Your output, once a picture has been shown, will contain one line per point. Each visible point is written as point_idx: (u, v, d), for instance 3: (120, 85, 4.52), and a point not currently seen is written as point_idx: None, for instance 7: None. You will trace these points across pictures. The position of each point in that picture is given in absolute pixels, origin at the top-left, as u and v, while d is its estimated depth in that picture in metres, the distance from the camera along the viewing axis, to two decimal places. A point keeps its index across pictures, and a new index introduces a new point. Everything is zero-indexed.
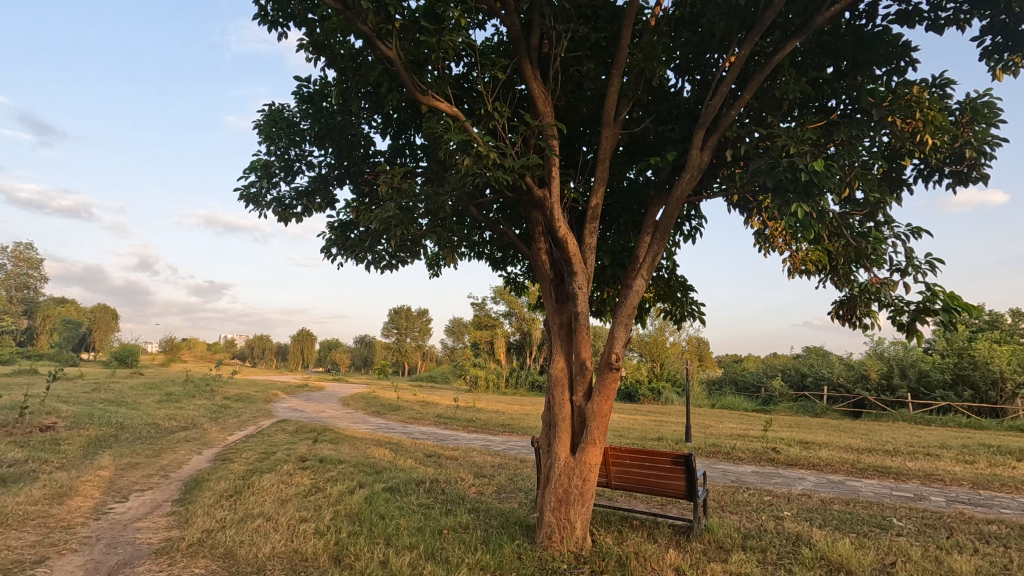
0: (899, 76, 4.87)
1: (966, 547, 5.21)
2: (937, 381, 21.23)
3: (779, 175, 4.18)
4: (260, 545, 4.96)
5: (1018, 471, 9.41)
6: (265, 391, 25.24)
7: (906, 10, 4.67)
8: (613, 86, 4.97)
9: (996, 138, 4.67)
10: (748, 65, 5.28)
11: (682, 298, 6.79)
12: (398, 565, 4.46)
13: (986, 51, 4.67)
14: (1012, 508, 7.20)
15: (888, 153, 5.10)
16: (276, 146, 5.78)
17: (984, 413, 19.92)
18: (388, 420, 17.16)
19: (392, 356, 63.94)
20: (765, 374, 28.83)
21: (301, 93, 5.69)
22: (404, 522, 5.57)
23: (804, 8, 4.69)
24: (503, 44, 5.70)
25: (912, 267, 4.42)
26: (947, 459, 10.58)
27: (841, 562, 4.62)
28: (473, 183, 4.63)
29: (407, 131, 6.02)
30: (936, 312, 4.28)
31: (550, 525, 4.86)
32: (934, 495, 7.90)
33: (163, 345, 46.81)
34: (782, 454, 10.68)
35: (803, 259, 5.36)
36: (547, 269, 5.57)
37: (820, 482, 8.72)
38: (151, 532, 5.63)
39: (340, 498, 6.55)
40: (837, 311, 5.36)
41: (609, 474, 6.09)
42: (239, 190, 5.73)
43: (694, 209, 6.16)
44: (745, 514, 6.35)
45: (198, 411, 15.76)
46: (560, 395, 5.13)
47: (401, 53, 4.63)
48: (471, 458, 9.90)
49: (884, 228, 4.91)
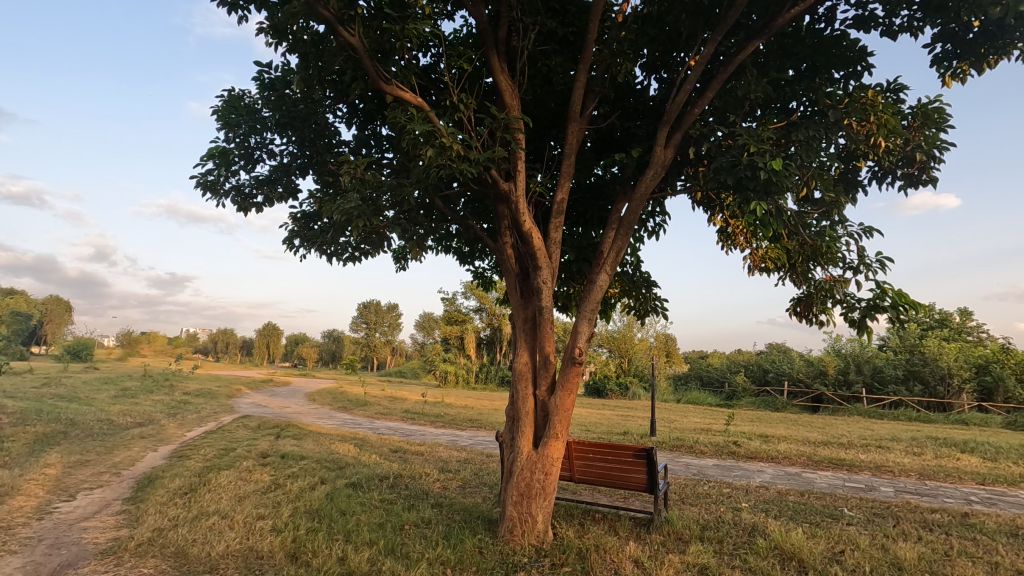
0: (856, 80, 5.01)
1: (910, 535, 5.43)
2: (890, 376, 22.14)
3: (739, 174, 4.27)
4: (214, 544, 4.80)
5: (962, 462, 9.88)
6: (228, 386, 24.66)
7: (863, 15, 4.80)
8: (580, 80, 4.96)
9: (945, 142, 4.86)
10: (713, 65, 5.35)
11: (646, 294, 6.86)
12: (356, 562, 4.39)
13: (936, 58, 4.84)
14: (955, 497, 7.56)
15: (845, 155, 5.25)
16: (235, 133, 5.59)
17: (933, 408, 20.89)
18: (355, 416, 16.96)
19: (361, 351, 63.21)
20: (729, 370, 29.56)
21: (263, 79, 5.53)
22: (365, 518, 5.49)
23: (765, 9, 4.78)
24: (472, 37, 5.60)
25: (863, 265, 4.58)
26: (896, 451, 11.05)
27: (793, 551, 4.76)
28: (436, 175, 4.58)
29: (373, 122, 5.91)
30: (886, 308, 4.43)
31: (512, 519, 4.87)
32: (883, 486, 8.23)
33: (121, 338, 45.47)
34: (743, 447, 10.96)
35: (762, 257, 5.49)
36: (513, 263, 5.57)
37: (777, 474, 8.97)
38: (98, 531, 5.41)
39: (301, 494, 6.44)
40: (795, 308, 5.49)
41: (573, 467, 6.11)
42: (195, 178, 5.54)
43: (658, 206, 6.21)
44: (703, 506, 6.48)
45: (155, 407, 15.25)
46: (524, 390, 5.13)
47: (364, 41, 4.55)
48: (437, 453, 9.85)
49: (838, 227, 5.05)
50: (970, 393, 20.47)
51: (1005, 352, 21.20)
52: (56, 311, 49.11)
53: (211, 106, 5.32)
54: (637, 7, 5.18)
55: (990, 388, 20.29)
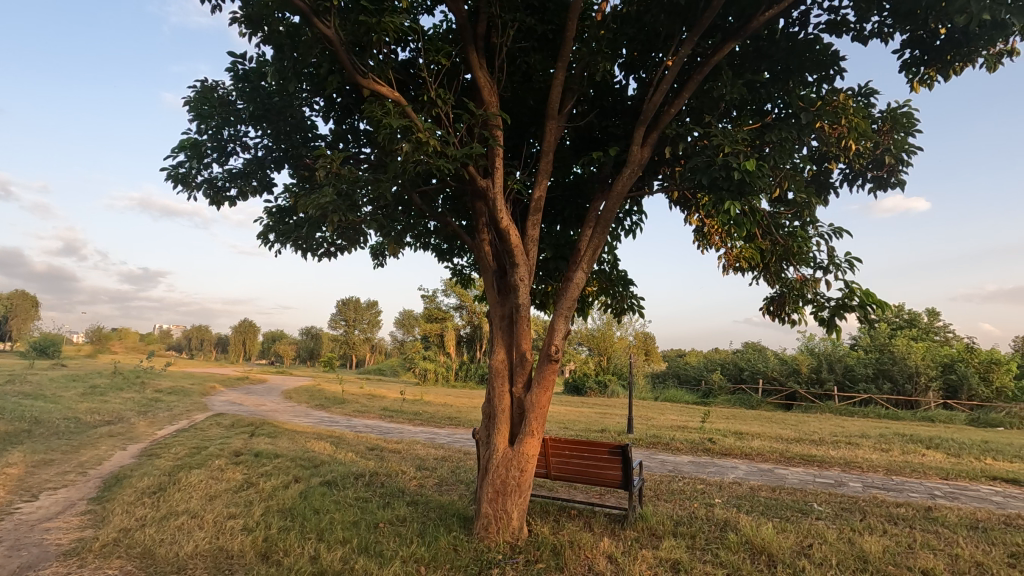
0: (828, 84, 5.10)
1: (876, 528, 5.57)
2: (861, 374, 22.70)
3: (713, 174, 4.31)
4: (182, 544, 4.71)
5: (927, 458, 10.18)
6: (203, 385, 24.13)
7: (835, 20, 4.89)
8: (558, 78, 4.96)
9: (913, 146, 4.98)
10: (690, 65, 5.39)
11: (622, 292, 6.92)
12: (328, 561, 4.34)
13: (905, 63, 4.96)
14: (920, 492, 7.79)
15: (817, 156, 5.35)
16: (208, 125, 5.46)
17: (901, 405, 21.51)
18: (332, 414, 16.84)
19: (339, 348, 62.64)
20: (706, 368, 29.96)
21: (236, 70, 5.41)
22: (339, 516, 5.44)
23: (742, 11, 4.84)
24: (451, 33, 5.54)
25: (833, 265, 4.68)
26: (865, 447, 11.35)
27: (763, 546, 4.84)
28: (413, 170, 4.54)
29: (351, 117, 5.82)
30: (854, 307, 4.54)
31: (487, 516, 4.87)
32: (852, 482, 8.43)
33: (90, 334, 44.32)
34: (717, 444, 11.13)
35: (737, 256, 5.57)
36: (490, 261, 5.56)
37: (750, 470, 9.14)
38: (62, 532, 5.27)
39: (273, 493, 6.34)
40: (768, 307, 5.58)
41: (549, 465, 6.14)
42: (166, 170, 5.40)
43: (635, 205, 6.25)
44: (677, 501, 6.57)
45: (125, 405, 14.89)
46: (500, 387, 5.12)
47: (340, 34, 4.47)
48: (414, 451, 9.80)
49: (809, 228, 5.15)
50: (936, 390, 21.12)
51: (970, 351, 21.91)
52: (22, 306, 47.58)
53: (183, 97, 5.20)
54: (616, 6, 5.16)
55: (955, 385, 20.98)
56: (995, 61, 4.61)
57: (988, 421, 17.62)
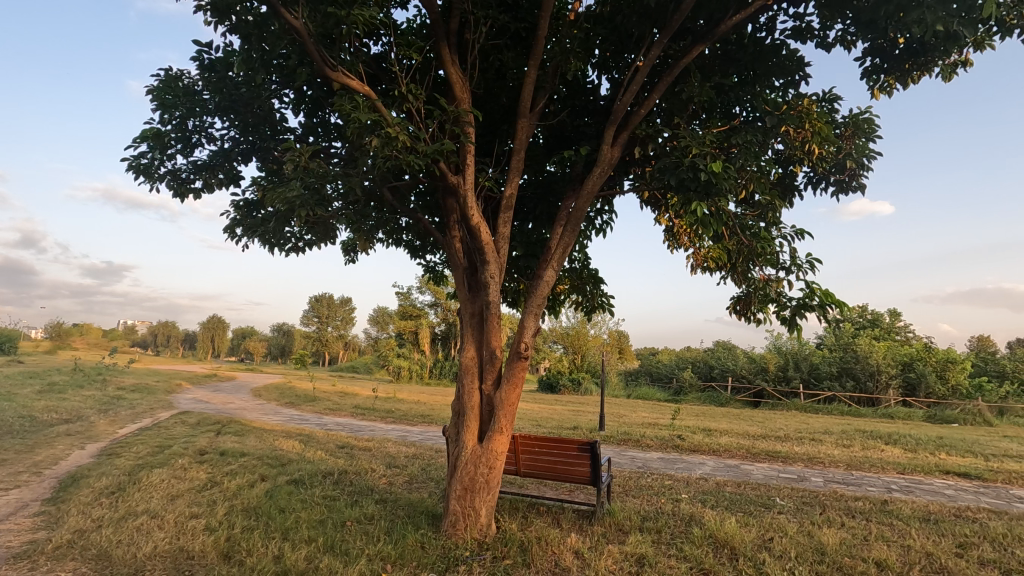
0: (794, 89, 5.22)
1: (834, 521, 5.75)
2: (826, 373, 23.38)
3: (681, 175, 4.38)
4: (140, 544, 4.59)
5: (885, 453, 10.56)
6: (167, 381, 23.52)
7: (800, 27, 5.01)
8: (530, 77, 4.97)
9: (873, 152, 5.14)
10: (661, 67, 5.46)
11: (593, 290, 6.98)
12: (292, 560, 4.28)
13: (867, 70, 5.11)
14: (877, 486, 8.08)
15: (783, 159, 5.49)
16: (172, 115, 5.31)
17: (863, 403, 22.21)
18: (302, 412, 16.59)
19: (312, 346, 61.65)
20: (677, 366, 30.43)
21: (202, 60, 5.27)
22: (306, 514, 5.37)
23: (711, 15, 4.92)
24: (425, 28, 5.51)
25: (795, 266, 4.81)
26: (828, 443, 11.70)
27: (726, 539, 4.96)
28: (383, 166, 4.49)
29: (322, 110, 5.74)
30: (814, 307, 4.67)
31: (455, 513, 4.87)
32: (814, 476, 8.70)
33: (49, 329, 42.56)
34: (686, 440, 11.33)
35: (704, 256, 5.67)
36: (461, 258, 5.55)
37: (717, 466, 9.32)
38: (12, 534, 5.07)
39: (238, 492, 6.22)
40: (734, 306, 5.68)
41: (519, 462, 6.17)
42: (127, 160, 5.24)
43: (606, 204, 6.32)
44: (645, 497, 6.67)
45: (84, 403, 14.39)
46: (470, 384, 5.11)
47: (308, 25, 4.38)
48: (385, 449, 9.73)
49: (774, 229, 5.28)
50: (896, 388, 21.85)
51: (928, 351, 22.72)
52: None
53: (146, 85, 5.05)
54: (589, 6, 5.19)
55: (913, 383, 21.76)
56: (950, 71, 4.79)
57: (944, 417, 18.31)
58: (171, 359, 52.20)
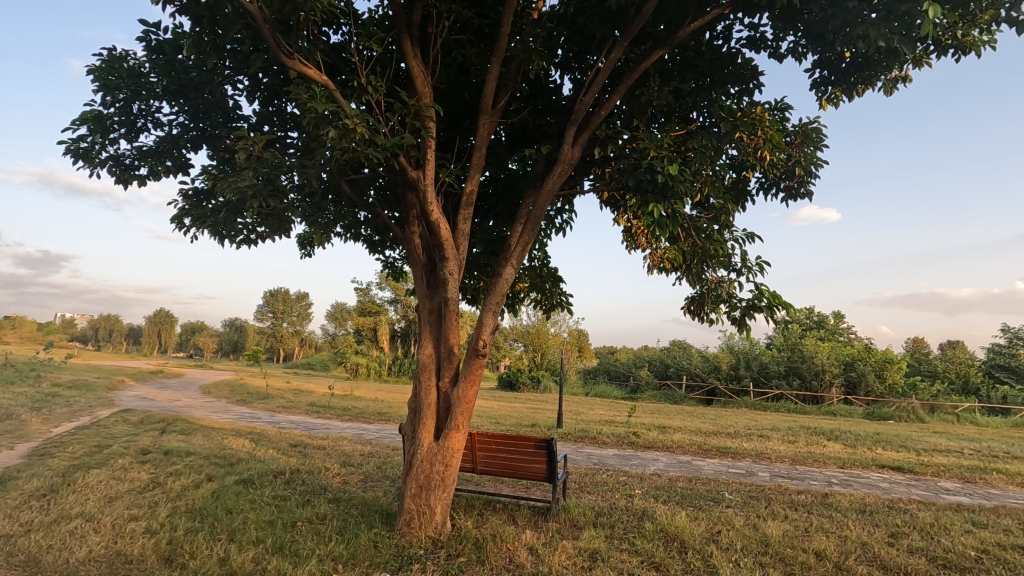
0: (748, 96, 5.39)
1: (778, 514, 5.99)
2: (774, 372, 24.31)
3: (639, 176, 4.45)
4: (73, 549, 4.36)
5: (827, 449, 11.06)
6: (107, 379, 22.30)
7: (754, 37, 5.17)
8: (492, 74, 4.95)
9: (820, 161, 5.37)
10: (621, 69, 5.53)
11: (552, 289, 7.03)
12: (239, 562, 4.15)
13: (815, 82, 5.33)
14: (819, 480, 8.45)
15: (736, 164, 5.68)
16: (116, 97, 5.05)
17: (808, 401, 23.22)
18: (254, 409, 16.09)
19: (266, 342, 59.81)
20: (634, 365, 31.02)
21: (150, 41, 5.03)
22: (254, 515, 5.22)
23: (671, 20, 5.01)
24: (387, 19, 5.40)
25: (745, 268, 4.98)
26: (774, 439, 12.18)
27: (676, 533, 5.09)
28: (340, 157, 4.38)
29: (279, 99, 5.57)
30: (762, 308, 4.84)
31: (409, 512, 4.81)
32: (760, 471, 9.03)
33: None
34: (641, 437, 11.57)
35: (661, 257, 5.78)
36: (420, 253, 5.49)
37: (670, 462, 9.57)
38: None
39: (183, 493, 5.98)
40: (689, 307, 5.82)
41: (475, 459, 6.16)
42: (64, 144, 4.94)
43: (566, 203, 6.38)
44: (600, 493, 6.78)
45: (14, 400, 13.53)
46: (427, 381, 5.06)
47: (264, 10, 4.24)
48: (340, 447, 9.56)
49: (726, 231, 5.44)
50: (838, 387, 22.92)
51: (868, 352, 23.94)
52: None
53: (87, 64, 4.79)
54: (553, 6, 5.21)
55: (854, 382, 22.86)
56: (891, 86, 5.04)
57: (881, 415, 19.32)
58: (113, 355, 49.65)
